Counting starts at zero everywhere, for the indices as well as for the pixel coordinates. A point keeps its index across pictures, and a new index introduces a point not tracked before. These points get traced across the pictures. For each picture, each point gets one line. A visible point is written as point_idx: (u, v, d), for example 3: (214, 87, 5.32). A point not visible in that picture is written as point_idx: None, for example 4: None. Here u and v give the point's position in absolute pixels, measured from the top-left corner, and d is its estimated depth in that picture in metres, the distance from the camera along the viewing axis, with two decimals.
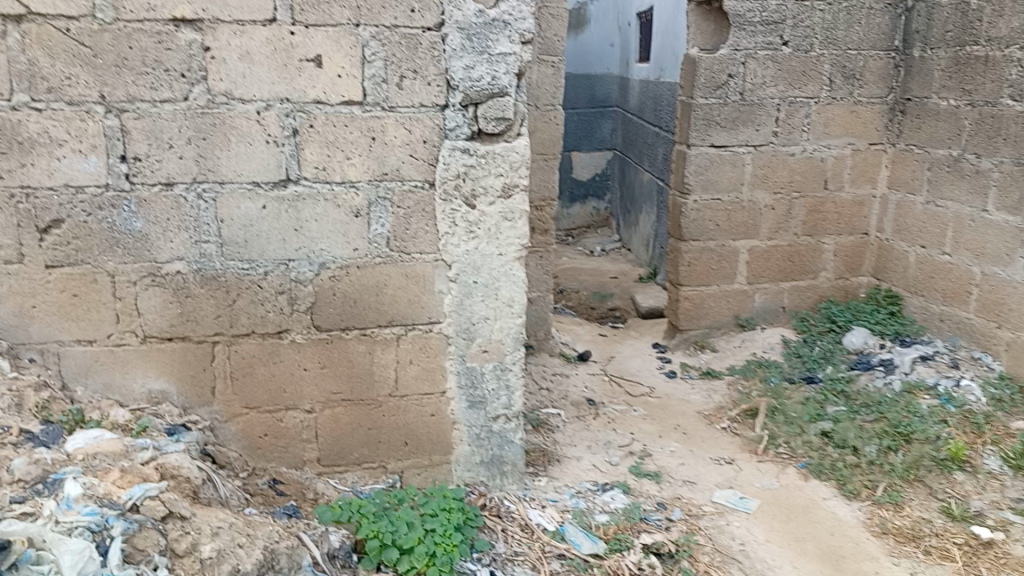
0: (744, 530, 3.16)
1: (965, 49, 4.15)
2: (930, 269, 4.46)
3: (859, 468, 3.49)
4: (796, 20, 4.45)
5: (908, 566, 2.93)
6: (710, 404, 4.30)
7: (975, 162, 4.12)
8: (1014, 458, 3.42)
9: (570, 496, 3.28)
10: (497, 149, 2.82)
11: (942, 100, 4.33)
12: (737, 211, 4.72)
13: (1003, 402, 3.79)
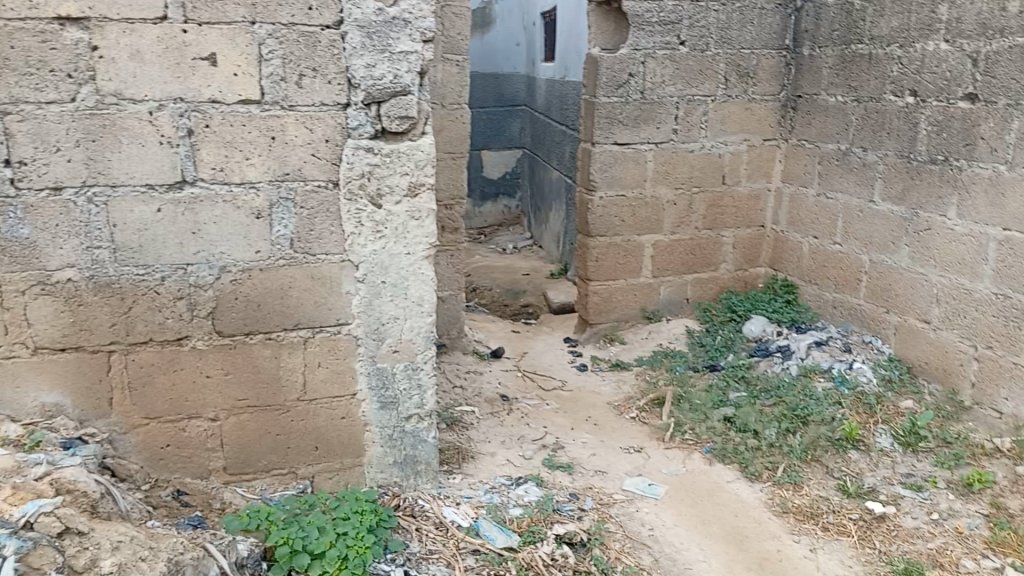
0: (653, 515, 3.25)
1: (851, 48, 4.37)
2: (823, 259, 4.69)
3: (760, 451, 3.64)
4: (692, 20, 4.59)
5: (808, 543, 3.08)
6: (620, 394, 4.40)
7: (861, 156, 4.35)
8: (904, 435, 3.61)
9: (484, 492, 3.31)
10: (402, 147, 2.82)
11: (830, 97, 4.54)
12: (642, 207, 4.84)
13: (892, 382, 4.00)
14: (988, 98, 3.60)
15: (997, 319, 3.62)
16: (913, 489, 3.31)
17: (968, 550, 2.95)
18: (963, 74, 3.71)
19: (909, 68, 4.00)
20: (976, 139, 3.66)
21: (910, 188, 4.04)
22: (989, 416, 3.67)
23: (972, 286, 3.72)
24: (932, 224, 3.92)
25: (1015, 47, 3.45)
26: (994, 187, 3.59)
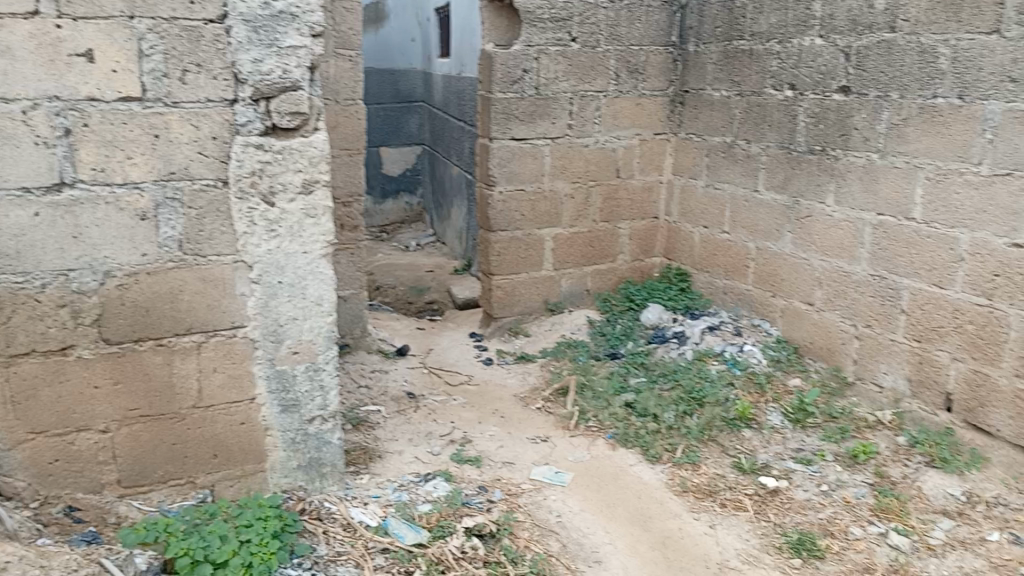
0: (560, 502, 3.32)
1: (733, 44, 4.56)
2: (713, 247, 4.88)
3: (660, 434, 3.76)
4: (582, 17, 4.69)
5: (707, 519, 3.21)
6: (525, 386, 4.46)
7: (746, 147, 4.55)
8: (793, 412, 3.80)
9: (392, 490, 3.29)
10: (294, 144, 2.77)
11: (715, 91, 4.73)
12: (540, 201, 4.91)
13: (780, 362, 4.21)
14: (859, 90, 3.82)
15: (873, 299, 3.85)
16: (803, 463, 3.49)
17: (855, 518, 3.14)
18: (836, 68, 3.93)
19: (787, 63, 4.21)
20: (849, 129, 3.88)
21: (791, 178, 4.25)
22: (870, 389, 3.90)
23: (851, 268, 3.96)
24: (812, 211, 4.15)
25: (882, 42, 3.68)
26: (867, 175, 3.82)
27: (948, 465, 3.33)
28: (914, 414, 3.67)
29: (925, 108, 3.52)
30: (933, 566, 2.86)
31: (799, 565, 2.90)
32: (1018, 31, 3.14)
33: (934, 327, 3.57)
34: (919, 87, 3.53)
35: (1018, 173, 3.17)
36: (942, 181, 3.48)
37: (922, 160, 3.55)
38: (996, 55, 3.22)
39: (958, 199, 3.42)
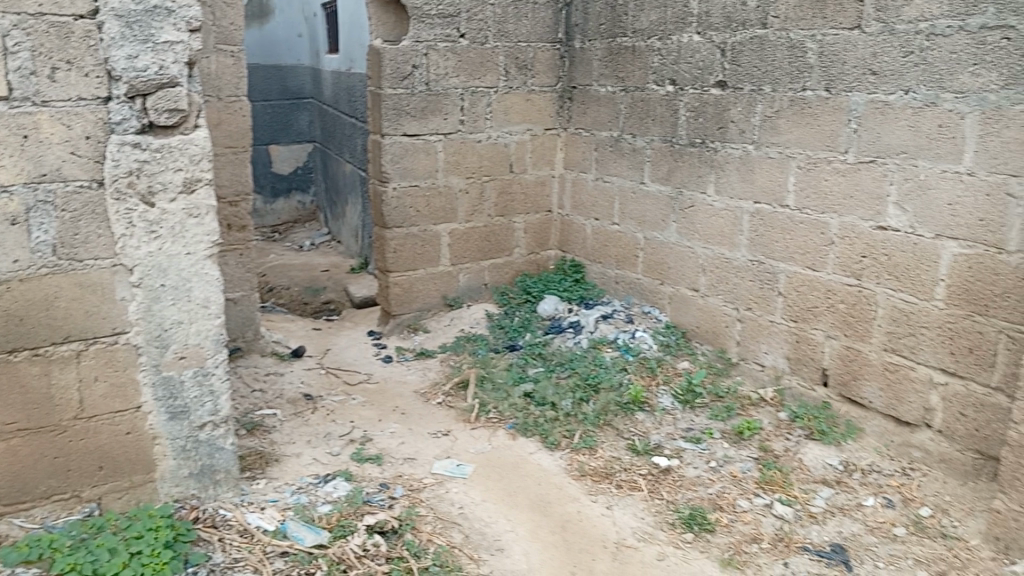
0: (462, 494, 3.36)
1: (616, 40, 4.70)
2: (604, 239, 5.02)
3: (558, 421, 3.86)
4: (470, 13, 4.73)
5: (604, 501, 3.30)
6: (425, 382, 4.47)
7: (632, 141, 4.70)
8: (682, 394, 3.98)
9: (290, 493, 3.24)
10: (173, 142, 2.69)
11: (601, 87, 4.87)
12: (434, 197, 4.91)
13: (670, 346, 4.39)
14: (735, 85, 4.02)
15: (753, 283, 4.06)
16: (693, 442, 3.65)
17: (743, 491, 3.30)
18: (713, 63, 4.12)
19: (667, 59, 4.38)
20: (727, 122, 4.08)
21: (675, 169, 4.43)
22: (753, 369, 4.11)
23: (732, 255, 4.16)
24: (695, 202, 4.33)
25: (754, 38, 3.88)
26: (744, 166, 4.02)
27: (827, 437, 3.57)
28: (794, 390, 3.90)
29: (795, 100, 3.72)
30: (814, 532, 3.04)
31: (692, 539, 3.03)
32: (877, 27, 3.34)
33: (809, 308, 3.78)
34: (789, 81, 3.74)
35: (880, 160, 3.40)
36: (811, 170, 3.70)
37: (793, 150, 3.76)
38: (858, 50, 3.43)
39: (828, 186, 3.63)
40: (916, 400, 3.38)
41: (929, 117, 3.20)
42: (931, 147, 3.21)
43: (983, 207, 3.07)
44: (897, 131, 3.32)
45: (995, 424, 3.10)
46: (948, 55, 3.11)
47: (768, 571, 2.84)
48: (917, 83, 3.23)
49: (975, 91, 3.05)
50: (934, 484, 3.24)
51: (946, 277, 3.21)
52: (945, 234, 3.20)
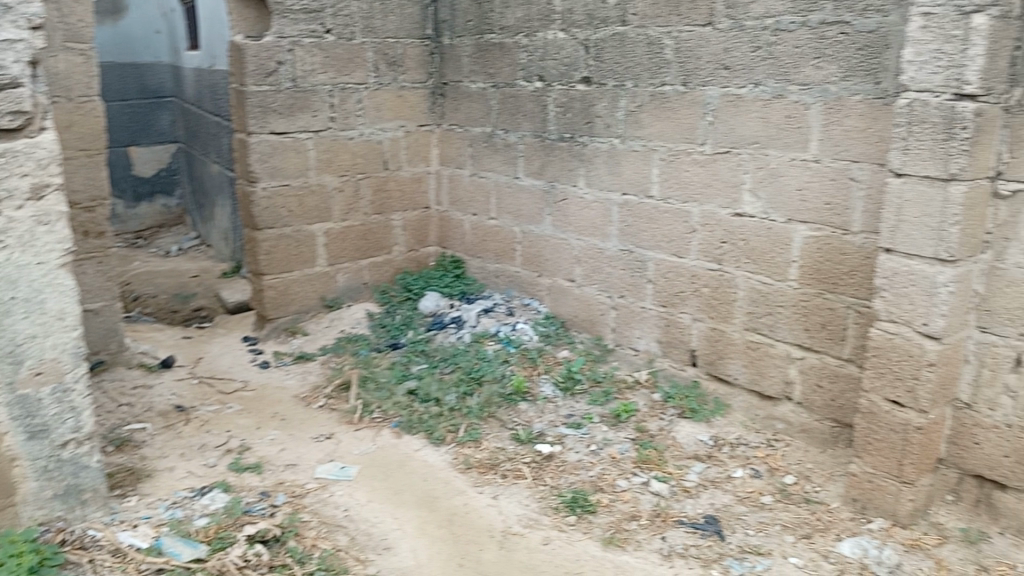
0: (347, 496, 3.31)
1: (484, 37, 4.76)
2: (482, 233, 5.07)
3: (443, 416, 3.86)
4: (335, 9, 4.67)
5: (490, 491, 3.34)
6: (305, 385, 4.37)
7: (504, 137, 4.76)
8: (563, 382, 4.08)
9: (165, 508, 3.11)
10: (17, 146, 2.53)
11: (472, 83, 4.90)
12: (307, 196, 4.81)
13: (550, 336, 4.48)
14: (599, 80, 4.14)
15: (625, 271, 4.20)
16: (574, 428, 3.75)
17: (622, 471, 3.43)
18: (578, 59, 4.24)
19: (534, 56, 4.47)
20: (593, 117, 4.20)
21: (547, 164, 4.52)
22: (628, 354, 4.25)
23: (604, 245, 4.29)
24: (567, 195, 4.44)
25: (615, 35, 4.02)
26: (611, 159, 4.16)
27: (697, 414, 3.76)
28: (666, 371, 4.07)
29: (655, 95, 3.88)
30: (689, 506, 3.19)
31: (575, 522, 3.11)
32: (727, 24, 3.54)
33: (677, 293, 3.96)
34: (650, 76, 3.90)
35: (735, 151, 3.60)
36: (673, 161, 3.87)
37: (656, 143, 3.92)
38: (711, 46, 3.61)
39: (688, 176, 3.81)
40: (777, 375, 3.60)
41: (778, 109, 3.41)
42: (780, 137, 3.42)
43: (828, 192, 3.30)
44: (749, 122, 3.53)
45: (848, 393, 3.35)
46: (793, 50, 3.32)
47: (648, 546, 2.96)
48: (765, 76, 3.44)
49: (817, 83, 3.27)
50: (797, 453, 3.47)
51: (799, 258, 3.44)
52: (795, 219, 3.42)
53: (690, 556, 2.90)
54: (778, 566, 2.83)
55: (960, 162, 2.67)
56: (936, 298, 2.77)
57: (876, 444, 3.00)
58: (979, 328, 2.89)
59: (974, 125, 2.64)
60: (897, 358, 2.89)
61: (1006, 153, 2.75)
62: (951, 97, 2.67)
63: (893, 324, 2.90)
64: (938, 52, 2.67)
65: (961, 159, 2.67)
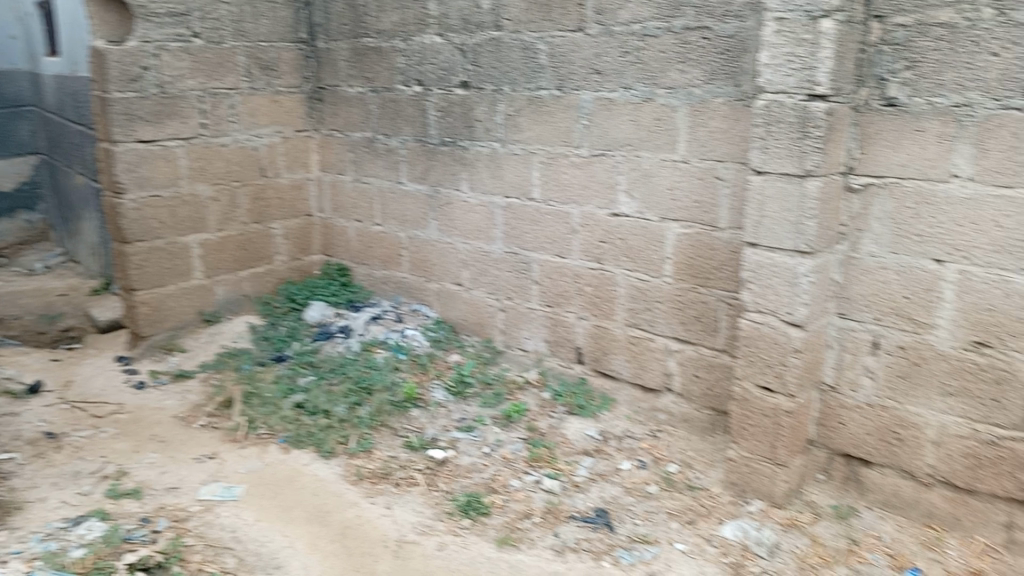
0: (233, 517, 3.21)
1: (360, 41, 4.71)
2: (367, 240, 5.01)
3: (332, 428, 3.80)
4: (202, 12, 4.51)
5: (383, 501, 3.32)
6: (185, 405, 4.20)
7: (385, 142, 4.73)
8: (454, 386, 4.09)
9: (37, 542, 2.94)
10: None
11: (350, 88, 4.85)
12: (179, 206, 4.62)
13: (440, 341, 4.49)
14: (477, 85, 4.18)
15: (510, 273, 4.26)
16: (466, 431, 3.77)
17: (514, 471, 3.47)
18: (455, 64, 4.26)
19: (412, 60, 4.47)
20: (473, 121, 4.24)
21: (430, 168, 4.52)
22: (517, 354, 4.31)
23: (489, 248, 4.33)
24: (451, 199, 4.46)
25: (491, 40, 4.07)
26: (493, 163, 4.20)
27: (584, 410, 3.85)
28: (554, 369, 4.15)
29: (532, 99, 3.96)
30: (579, 500, 3.27)
31: (469, 525, 3.13)
32: (597, 29, 3.64)
33: (561, 292, 4.05)
34: (526, 81, 3.96)
35: (609, 153, 3.71)
36: (552, 164, 3.95)
37: (535, 147, 4.00)
38: (583, 51, 3.71)
39: (567, 178, 3.90)
40: (657, 367, 3.74)
41: (648, 112, 3.54)
42: (652, 139, 3.55)
43: (697, 191, 3.45)
44: (622, 125, 3.65)
45: (723, 381, 3.52)
46: (660, 54, 3.46)
47: (541, 543, 3.02)
48: (634, 81, 3.57)
49: (683, 86, 3.41)
50: (679, 442, 3.62)
51: (673, 255, 3.58)
52: (668, 217, 3.57)
53: (582, 549, 2.97)
54: (665, 553, 2.95)
55: (814, 159, 2.86)
56: (798, 287, 2.96)
57: (751, 429, 3.16)
58: (838, 315, 3.09)
59: (826, 125, 2.83)
60: (765, 346, 3.07)
61: (856, 150, 2.96)
62: (804, 98, 2.84)
63: (760, 314, 3.07)
64: (792, 55, 2.84)
65: (815, 156, 2.85)
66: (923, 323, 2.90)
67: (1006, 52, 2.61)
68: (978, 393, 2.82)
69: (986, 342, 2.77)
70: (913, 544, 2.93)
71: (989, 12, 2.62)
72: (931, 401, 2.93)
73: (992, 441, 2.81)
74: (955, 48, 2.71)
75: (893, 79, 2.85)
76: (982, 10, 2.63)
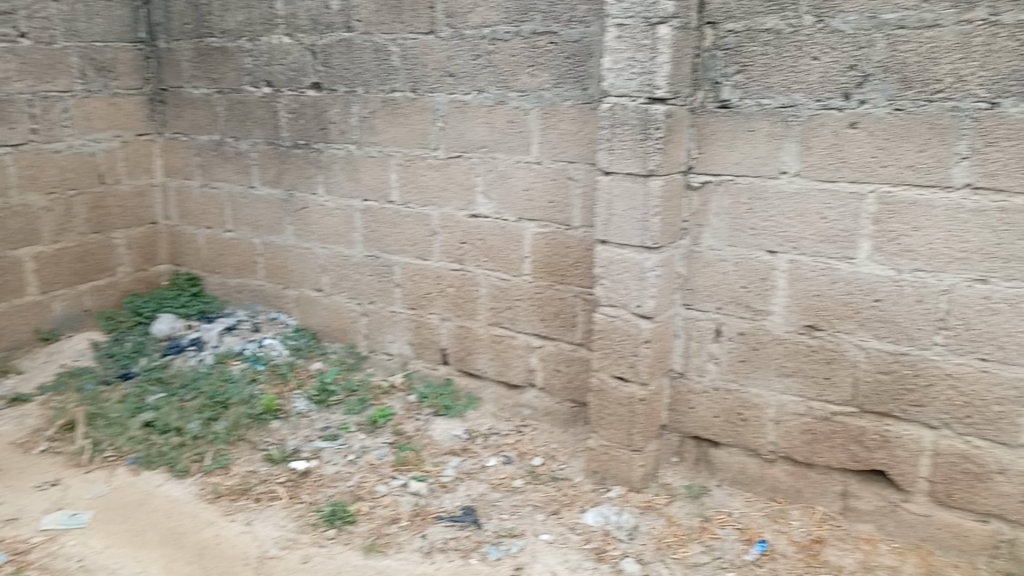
0: (80, 545, 3.04)
1: (204, 41, 4.53)
2: (219, 247, 4.82)
3: (186, 446, 3.63)
4: (29, 10, 4.21)
5: (243, 518, 3.21)
6: (23, 430, 3.89)
7: (234, 145, 4.56)
8: (316, 395, 4.01)
9: None
10: None
11: (195, 90, 4.64)
12: (9, 218, 4.28)
13: (300, 349, 4.38)
14: (329, 87, 4.11)
15: (371, 277, 4.21)
16: (330, 440, 3.70)
17: (380, 476, 3.44)
18: (305, 65, 4.17)
19: (260, 61, 4.33)
20: (326, 123, 4.16)
21: (283, 172, 4.40)
22: (381, 359, 4.27)
23: (348, 252, 4.27)
24: (307, 203, 4.36)
25: (341, 41, 4.00)
26: (348, 165, 4.14)
27: (450, 411, 3.87)
28: (419, 372, 4.14)
29: (386, 101, 3.93)
30: (447, 500, 3.28)
31: (334, 535, 3.08)
32: (448, 32, 3.67)
33: (423, 294, 4.05)
34: (379, 83, 3.94)
35: (465, 155, 3.74)
36: (409, 166, 3.94)
37: (391, 149, 3.97)
38: (434, 53, 3.72)
39: (425, 180, 3.90)
40: (520, 364, 3.81)
41: (501, 114, 3.60)
42: (506, 141, 3.61)
43: (551, 191, 3.54)
44: (476, 127, 3.69)
45: (581, 374, 3.63)
46: (509, 58, 3.52)
47: (408, 546, 3.01)
48: (487, 83, 3.61)
49: (533, 89, 3.49)
50: (543, 435, 3.70)
51: (530, 254, 3.66)
52: (524, 217, 3.64)
53: (450, 549, 2.99)
54: (531, 544, 3.01)
55: (656, 159, 3.00)
56: (647, 281, 3.10)
57: (608, 418, 3.29)
58: (685, 305, 3.26)
59: (666, 126, 2.97)
60: (619, 338, 3.19)
61: (695, 150, 3.13)
62: (645, 101, 2.98)
63: (613, 308, 3.19)
64: (632, 60, 2.97)
65: (657, 156, 3.00)
66: (761, 310, 3.11)
67: (825, 56, 2.82)
68: (811, 372, 3.04)
69: (817, 325, 2.99)
70: (760, 517, 3.13)
71: (809, 19, 2.82)
72: (771, 382, 3.13)
73: (825, 417, 3.04)
74: (780, 52, 2.90)
75: (726, 82, 3.03)
76: (802, 18, 2.83)
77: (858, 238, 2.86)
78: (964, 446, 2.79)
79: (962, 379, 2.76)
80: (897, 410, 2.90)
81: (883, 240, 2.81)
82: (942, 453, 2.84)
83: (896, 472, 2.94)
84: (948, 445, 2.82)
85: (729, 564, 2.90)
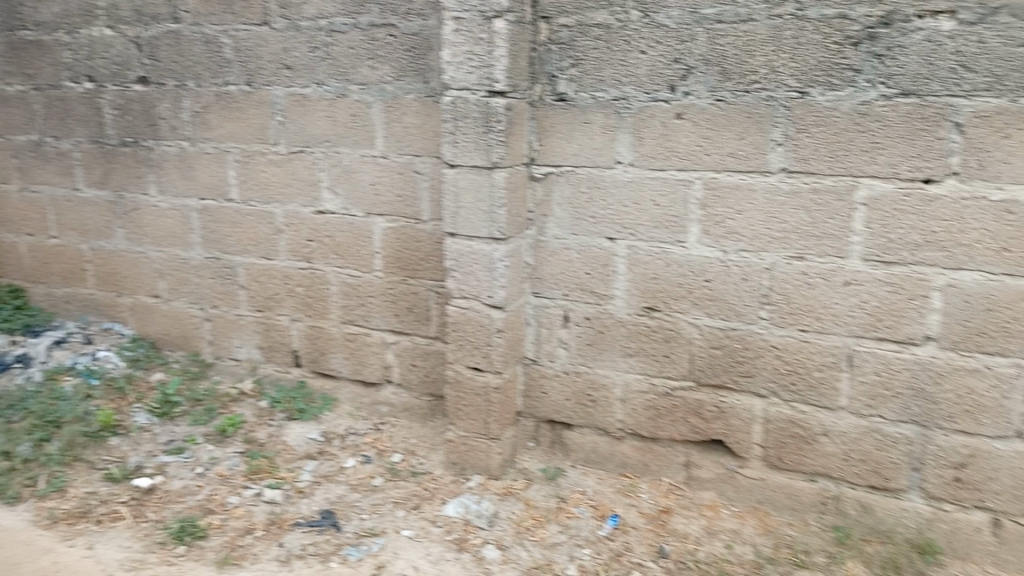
0: None
1: (15, 34, 4.17)
2: (43, 255, 4.46)
3: (15, 471, 3.35)
4: None
5: (83, 543, 3.00)
6: None
7: (55, 145, 4.23)
8: (158, 407, 3.81)
9: None
10: None
11: (7, 86, 4.26)
12: None
13: (139, 360, 4.14)
14: (157, 81, 3.89)
15: (213, 280, 4.03)
16: (175, 454, 3.52)
17: (232, 487, 3.32)
18: (130, 59, 3.92)
19: (79, 54, 4.03)
20: (156, 120, 3.94)
21: (111, 172, 4.13)
22: (228, 365, 4.10)
23: (187, 254, 4.06)
24: (138, 204, 4.10)
25: (169, 33, 3.80)
26: (182, 163, 3.94)
27: (305, 414, 3.78)
28: (271, 376, 4.01)
29: (220, 96, 3.76)
30: (304, 505, 3.21)
31: (184, 552, 2.94)
32: (283, 24, 3.56)
33: (270, 295, 3.92)
34: (212, 76, 3.76)
35: (308, 150, 3.65)
36: (248, 162, 3.79)
37: (228, 145, 3.81)
38: (269, 45, 3.60)
39: (266, 177, 3.77)
40: (375, 361, 3.76)
41: (342, 108, 3.53)
42: (349, 135, 3.55)
43: (398, 185, 3.52)
44: (317, 122, 3.60)
45: (437, 367, 3.63)
46: (348, 50, 3.46)
47: (265, 556, 2.92)
48: (326, 77, 3.53)
49: (375, 83, 3.45)
50: (402, 431, 3.69)
51: (380, 249, 3.62)
52: (372, 212, 3.59)
53: (308, 555, 2.93)
54: (392, 541, 3.00)
55: (499, 152, 3.04)
56: (495, 272, 3.15)
57: (465, 409, 3.32)
58: (534, 294, 3.33)
59: (506, 119, 3.02)
60: (471, 329, 3.23)
61: (536, 142, 3.20)
62: (485, 94, 3.01)
63: (465, 300, 3.22)
64: (471, 54, 2.99)
65: (500, 149, 3.04)
66: (604, 295, 3.23)
67: (652, 50, 2.95)
68: (653, 351, 3.19)
69: (655, 306, 3.15)
70: (612, 493, 3.26)
71: (636, 14, 2.95)
72: (617, 363, 3.26)
73: (667, 393, 3.20)
74: (611, 46, 3.01)
75: (562, 75, 3.11)
76: (630, 13, 2.95)
77: (689, 222, 3.03)
78: (791, 412, 3.02)
79: (785, 350, 2.98)
80: (730, 382, 3.10)
81: (711, 224, 2.99)
82: (772, 419, 3.06)
83: (733, 440, 3.14)
84: (777, 412, 3.04)
85: (585, 541, 3.01)
